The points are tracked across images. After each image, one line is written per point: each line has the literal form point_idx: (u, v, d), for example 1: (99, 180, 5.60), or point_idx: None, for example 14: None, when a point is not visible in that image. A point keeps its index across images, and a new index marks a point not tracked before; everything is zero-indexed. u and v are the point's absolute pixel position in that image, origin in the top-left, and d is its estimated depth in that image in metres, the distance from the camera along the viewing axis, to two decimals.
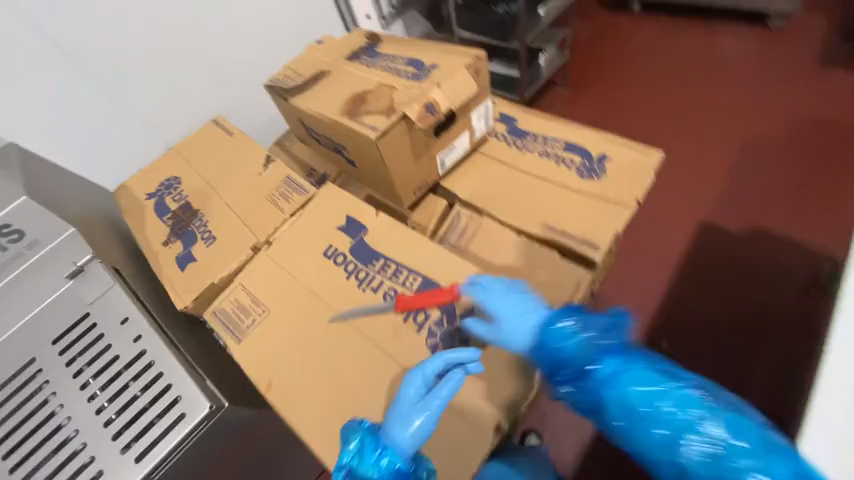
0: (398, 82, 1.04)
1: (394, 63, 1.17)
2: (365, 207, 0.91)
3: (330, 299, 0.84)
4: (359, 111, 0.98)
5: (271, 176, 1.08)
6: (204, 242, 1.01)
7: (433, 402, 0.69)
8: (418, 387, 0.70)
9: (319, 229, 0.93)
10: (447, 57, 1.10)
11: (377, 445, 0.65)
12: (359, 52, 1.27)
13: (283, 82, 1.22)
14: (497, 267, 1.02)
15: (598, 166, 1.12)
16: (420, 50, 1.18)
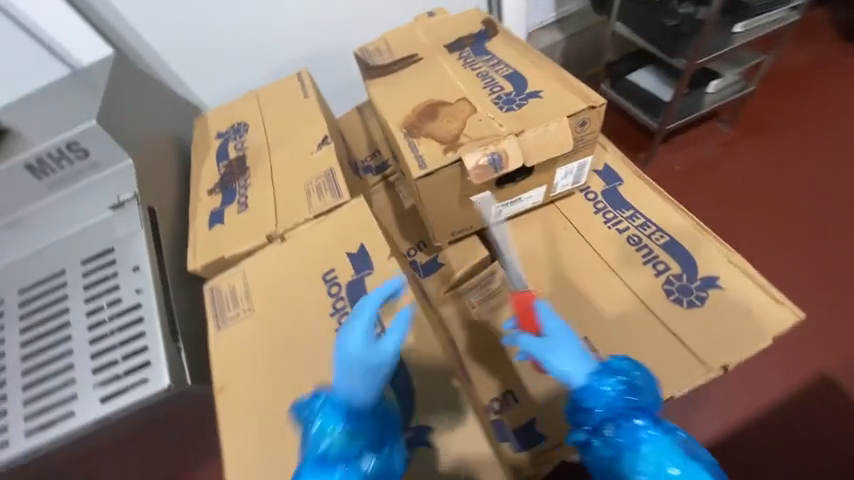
0: (484, 107, 0.87)
1: (495, 72, 0.98)
2: (382, 244, 0.79)
3: (306, 328, 0.77)
4: (424, 130, 0.86)
5: (320, 161, 1.01)
6: (237, 207, 1.00)
7: (363, 363, 0.63)
8: (344, 352, 0.64)
9: (330, 245, 0.84)
10: (557, 90, 0.88)
11: (320, 429, 0.62)
12: (464, 45, 1.09)
13: (372, 56, 1.11)
14: None
15: (697, 291, 0.84)
16: (530, 66, 0.97)
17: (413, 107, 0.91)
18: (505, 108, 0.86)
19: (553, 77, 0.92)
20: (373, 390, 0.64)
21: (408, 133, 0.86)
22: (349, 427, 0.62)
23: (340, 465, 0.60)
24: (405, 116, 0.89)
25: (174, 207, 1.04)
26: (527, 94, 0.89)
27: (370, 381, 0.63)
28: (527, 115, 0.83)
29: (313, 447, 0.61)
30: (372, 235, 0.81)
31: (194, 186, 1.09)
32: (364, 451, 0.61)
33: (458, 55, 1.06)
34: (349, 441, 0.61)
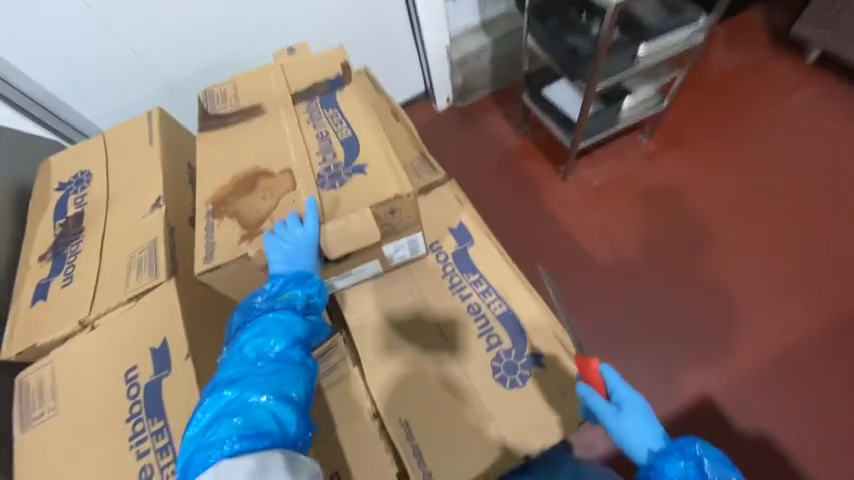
0: (302, 183, 0.86)
1: (334, 132, 0.93)
2: (184, 343, 0.76)
3: (105, 433, 0.74)
4: (234, 209, 0.85)
5: (151, 226, 0.94)
6: (62, 280, 0.93)
7: (283, 313, 0.74)
8: (259, 314, 0.74)
9: (139, 337, 0.80)
10: (380, 168, 0.86)
11: (236, 373, 0.67)
12: (312, 91, 1.00)
13: (214, 103, 1.01)
14: (319, 447, 0.83)
15: (520, 372, 0.88)
16: (370, 127, 0.92)
17: (233, 178, 0.89)
18: (325, 184, 0.86)
19: (385, 147, 0.89)
20: (289, 341, 0.72)
21: (215, 210, 0.85)
22: (268, 362, 0.68)
23: (265, 383, 0.65)
24: (219, 189, 0.87)
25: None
26: (352, 166, 0.87)
27: (286, 333, 0.72)
28: (339, 200, 0.83)
29: (221, 393, 0.64)
30: (177, 329, 0.77)
31: (25, 250, 1.00)
32: (287, 373, 0.68)
33: (305, 105, 0.99)
34: (267, 367, 0.68)
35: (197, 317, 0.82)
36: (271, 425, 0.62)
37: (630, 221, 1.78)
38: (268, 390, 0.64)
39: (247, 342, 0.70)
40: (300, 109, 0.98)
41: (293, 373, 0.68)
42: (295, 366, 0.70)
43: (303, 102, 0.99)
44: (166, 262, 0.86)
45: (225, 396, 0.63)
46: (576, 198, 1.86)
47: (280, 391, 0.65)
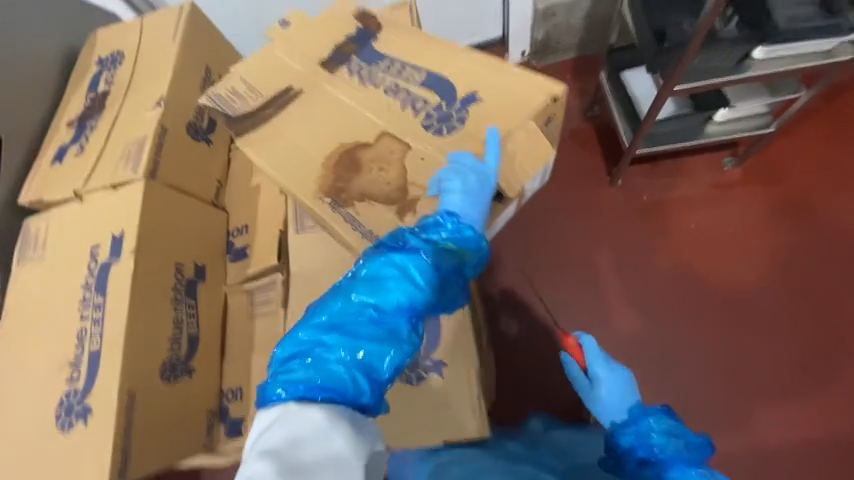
0: (412, 139, 0.73)
1: (402, 78, 0.77)
2: (133, 238, 0.84)
3: (65, 290, 0.87)
4: (344, 187, 0.73)
5: (147, 121, 0.99)
6: (76, 150, 1.05)
7: (410, 274, 0.60)
8: (392, 254, 0.61)
9: (107, 222, 0.90)
10: (494, 88, 0.73)
11: (341, 315, 0.57)
12: (346, 53, 0.81)
13: (234, 104, 0.77)
14: (230, 360, 0.98)
15: (417, 371, 0.81)
16: (454, 58, 0.76)
17: (340, 149, 0.74)
18: (445, 133, 0.73)
19: (481, 63, 0.75)
20: (404, 305, 0.60)
21: (337, 200, 0.73)
22: (371, 320, 0.58)
23: (362, 342, 0.56)
24: (326, 170, 0.74)
25: (35, 131, 1.11)
26: (463, 105, 0.73)
27: (406, 300, 0.60)
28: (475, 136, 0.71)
29: (322, 332, 0.56)
30: (133, 225, 0.85)
31: (60, 113, 1.13)
32: (389, 346, 0.57)
33: (346, 68, 0.80)
34: (365, 323, 0.57)
35: (158, 220, 0.89)
36: (348, 387, 0.53)
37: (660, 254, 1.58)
38: (367, 357, 0.55)
39: (362, 278, 0.60)
40: (342, 76, 0.79)
41: (387, 334, 0.58)
42: (401, 339, 0.59)
43: (340, 67, 0.80)
44: (146, 159, 0.92)
45: (325, 356, 0.54)
46: (611, 207, 1.67)
47: (376, 361, 0.56)
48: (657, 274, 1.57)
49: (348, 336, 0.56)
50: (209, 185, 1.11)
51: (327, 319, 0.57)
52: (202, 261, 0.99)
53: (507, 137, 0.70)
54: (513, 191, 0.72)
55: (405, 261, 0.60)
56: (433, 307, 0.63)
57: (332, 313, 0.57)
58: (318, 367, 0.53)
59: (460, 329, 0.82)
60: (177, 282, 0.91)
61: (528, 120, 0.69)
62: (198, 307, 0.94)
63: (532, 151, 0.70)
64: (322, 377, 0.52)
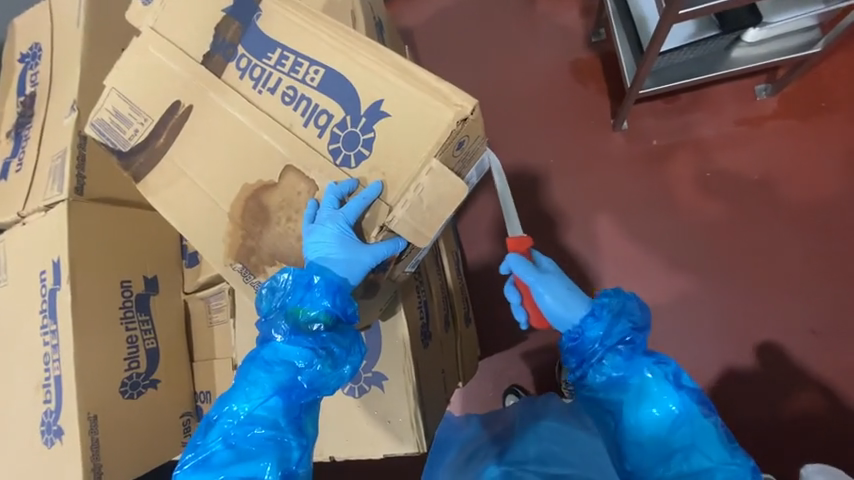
0: (316, 172, 0.60)
1: (300, 80, 0.63)
2: (69, 264, 0.83)
3: (26, 315, 0.89)
4: (255, 247, 0.61)
5: (67, 130, 0.92)
6: (16, 166, 1.01)
7: (272, 372, 0.53)
8: (253, 360, 0.54)
9: (46, 246, 0.88)
10: (401, 98, 0.55)
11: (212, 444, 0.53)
12: (228, 43, 0.68)
13: (120, 134, 0.71)
14: (198, 360, 1.02)
15: (360, 384, 0.80)
16: (347, 50, 0.60)
17: (244, 193, 0.62)
18: (353, 164, 0.58)
19: (386, 63, 0.57)
20: (275, 405, 0.53)
21: (247, 266, 0.61)
22: (243, 436, 0.52)
23: (233, 467, 0.51)
24: (233, 223, 0.62)
25: None
26: (369, 122, 0.58)
27: (274, 398, 0.52)
28: (379, 169, 0.55)
29: (195, 471, 0.52)
30: (65, 250, 0.84)
31: None
32: (263, 458, 0.51)
33: (234, 67, 0.68)
34: (238, 443, 0.52)
35: (91, 241, 0.88)
36: None
37: (677, 206, 1.36)
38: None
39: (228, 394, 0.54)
40: (230, 79, 0.68)
41: (262, 446, 0.51)
42: (280, 444, 0.52)
43: (225, 65, 0.68)
44: (69, 177, 0.88)
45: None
46: (618, 157, 1.41)
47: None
48: (668, 234, 1.35)
49: (221, 462, 0.51)
50: None
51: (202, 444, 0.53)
52: (154, 273, 0.98)
53: (408, 186, 0.52)
54: (427, 241, 0.54)
55: (266, 352, 0.54)
56: (312, 386, 0.54)
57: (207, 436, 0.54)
58: None
59: (394, 337, 0.79)
60: (125, 300, 0.92)
61: (431, 161, 0.51)
62: (153, 320, 0.96)
63: (441, 194, 0.52)
64: None
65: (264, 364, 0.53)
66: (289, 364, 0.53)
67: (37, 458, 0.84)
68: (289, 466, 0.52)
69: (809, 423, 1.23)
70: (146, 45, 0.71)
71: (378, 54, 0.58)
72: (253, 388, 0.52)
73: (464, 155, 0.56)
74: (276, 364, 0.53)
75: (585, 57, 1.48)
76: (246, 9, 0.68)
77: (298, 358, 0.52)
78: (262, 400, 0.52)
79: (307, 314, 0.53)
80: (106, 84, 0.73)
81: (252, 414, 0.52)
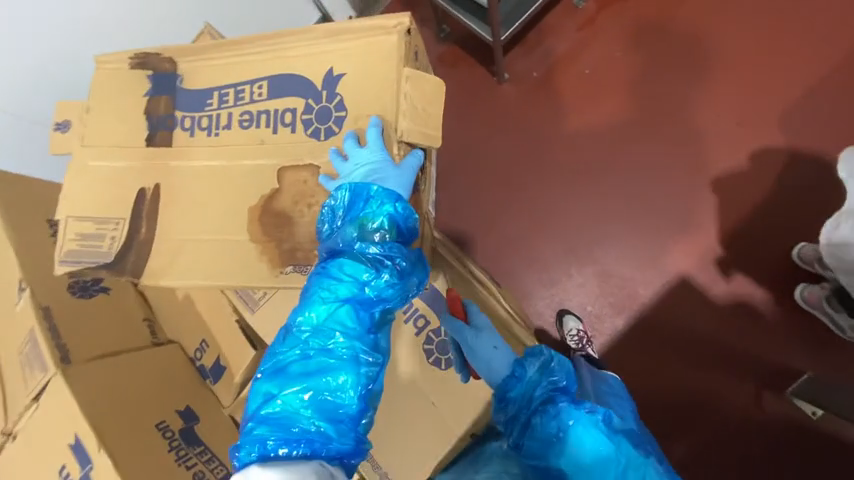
0: (314, 156, 0.63)
1: (249, 100, 0.67)
2: (89, 433, 0.71)
3: None
4: (294, 245, 0.62)
5: (24, 315, 0.83)
6: None
7: (343, 281, 0.57)
8: (324, 269, 0.58)
9: (55, 438, 0.76)
10: (346, 55, 0.62)
11: (287, 357, 0.57)
12: (164, 116, 0.70)
13: (98, 250, 0.68)
14: None
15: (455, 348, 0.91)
16: (277, 54, 0.66)
17: (255, 214, 0.64)
18: (339, 126, 0.63)
19: (317, 40, 0.64)
20: (349, 316, 0.58)
21: (297, 262, 0.63)
22: (319, 349, 0.57)
23: (312, 378, 0.56)
24: (262, 243, 0.63)
25: None
26: (331, 90, 0.63)
27: (348, 307, 0.57)
28: (366, 112, 0.61)
29: (271, 381, 0.56)
30: (82, 421, 0.73)
31: None
32: (342, 369, 0.56)
33: (181, 130, 0.69)
34: (315, 355, 0.57)
35: (103, 400, 0.77)
36: (310, 434, 0.54)
37: (586, 102, 1.54)
38: (326, 395, 0.55)
39: (303, 306, 0.58)
40: (182, 142, 0.69)
41: (341, 358, 0.56)
42: (359, 362, 0.57)
43: (172, 134, 0.69)
44: (47, 352, 0.78)
45: (272, 412, 0.55)
46: (519, 94, 1.58)
47: (334, 397, 0.56)
48: (592, 131, 1.51)
49: (299, 371, 0.56)
50: (141, 328, 0.97)
51: (281, 355, 0.58)
52: (186, 403, 0.88)
53: (398, 100, 0.60)
54: (438, 140, 0.63)
55: (334, 267, 0.58)
56: (381, 298, 0.59)
57: (285, 348, 0.58)
58: (273, 413, 0.55)
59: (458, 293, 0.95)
60: (171, 442, 0.80)
61: (403, 69, 0.60)
62: (210, 447, 0.85)
63: (426, 93, 0.61)
64: (276, 428, 0.54)
65: (335, 277, 0.57)
66: (358, 278, 0.57)
67: None
68: (364, 380, 0.57)
69: (792, 197, 1.37)
70: (84, 163, 0.71)
71: (305, 38, 0.64)
72: (325, 296, 0.57)
73: (420, 65, 0.66)
74: (345, 278, 0.57)
75: (444, 47, 1.66)
76: (167, 80, 0.71)
77: (361, 268, 0.57)
78: (336, 311, 0.57)
79: (358, 218, 0.58)
80: (59, 217, 0.70)
81: (327, 326, 0.57)
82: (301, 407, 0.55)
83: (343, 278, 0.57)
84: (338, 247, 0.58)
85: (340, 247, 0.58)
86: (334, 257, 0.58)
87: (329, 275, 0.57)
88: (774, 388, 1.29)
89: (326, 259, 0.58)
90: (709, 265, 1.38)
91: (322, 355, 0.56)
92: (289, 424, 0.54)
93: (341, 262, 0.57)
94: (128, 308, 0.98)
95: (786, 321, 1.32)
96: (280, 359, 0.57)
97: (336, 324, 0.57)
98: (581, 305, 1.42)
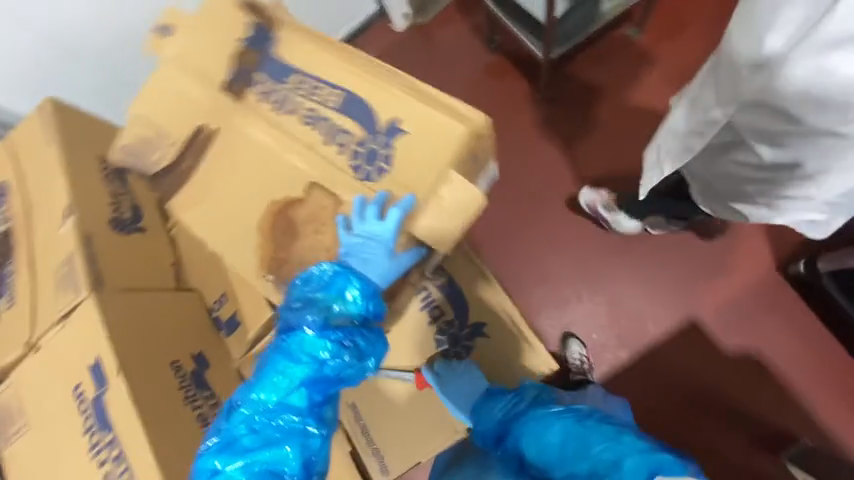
0: (342, 190, 0.72)
1: (321, 104, 0.72)
2: (112, 357, 0.76)
3: (71, 441, 0.79)
4: (285, 257, 0.74)
5: (66, 239, 0.88)
6: (6, 303, 0.92)
7: (300, 364, 0.66)
8: (283, 346, 0.67)
9: (75, 358, 0.80)
10: (416, 113, 0.69)
11: (234, 431, 0.66)
12: (245, 69, 0.75)
13: (146, 159, 0.77)
14: None
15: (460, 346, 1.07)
16: (363, 69, 0.71)
17: (272, 210, 0.74)
18: (375, 176, 0.71)
19: (401, 85, 0.70)
20: (302, 396, 0.67)
21: (279, 275, 0.75)
22: (266, 426, 0.66)
23: (258, 452, 0.65)
24: (264, 236, 0.75)
25: None
26: (387, 137, 0.70)
27: (302, 387, 0.67)
28: (402, 182, 0.69)
29: (216, 456, 0.65)
30: (104, 344, 0.77)
31: None
32: (286, 443, 0.66)
33: (255, 92, 0.74)
34: (261, 430, 0.66)
35: (127, 331, 0.81)
36: None
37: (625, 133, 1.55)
38: (270, 466, 0.66)
39: (255, 385, 0.66)
40: (251, 101, 0.75)
41: (288, 433, 0.66)
42: (302, 432, 0.67)
43: (246, 92, 0.74)
44: (84, 277, 0.83)
45: None
46: (560, 114, 1.60)
47: (277, 468, 0.66)
48: (624, 164, 1.53)
49: (246, 445, 0.66)
50: (166, 271, 1.01)
51: (232, 425, 0.66)
52: (199, 349, 0.92)
53: (436, 190, 0.67)
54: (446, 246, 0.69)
55: (294, 346, 0.66)
56: (337, 377, 0.68)
57: (234, 420, 0.67)
58: (220, 479, 0.64)
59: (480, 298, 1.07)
60: (181, 381, 0.84)
61: (450, 173, 0.65)
62: (217, 393, 0.89)
63: (461, 203, 0.65)
64: None
65: (294, 356, 0.66)
66: (317, 360, 0.66)
67: None
68: (307, 453, 0.68)
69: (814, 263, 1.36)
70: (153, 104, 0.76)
71: (400, 81, 0.71)
72: (280, 378, 0.66)
73: (479, 163, 0.72)
74: (302, 361, 0.66)
75: (493, 57, 1.70)
76: (265, 37, 0.74)
77: (320, 352, 0.66)
78: (290, 392, 0.66)
79: (325, 307, 0.66)
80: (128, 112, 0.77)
81: (279, 404, 0.67)
82: (244, 479, 0.65)
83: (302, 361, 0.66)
84: (302, 330, 0.66)
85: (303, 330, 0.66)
86: (296, 337, 0.66)
87: (290, 352, 0.66)
88: (764, 447, 1.29)
89: (289, 334, 0.66)
90: (719, 314, 1.38)
91: (271, 431, 0.66)
92: None
93: (300, 343, 0.66)
94: (160, 250, 1.01)
95: (787, 383, 1.32)
96: (229, 429, 0.66)
97: (290, 402, 0.67)
98: (585, 330, 1.43)
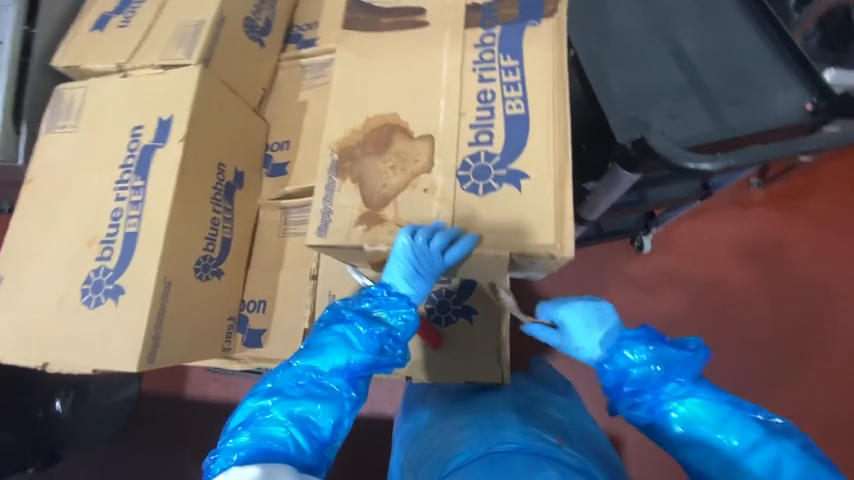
0: (441, 162, 0.71)
1: (501, 101, 0.73)
2: (183, 127, 0.81)
3: (104, 164, 0.84)
4: (358, 171, 0.72)
5: (205, 6, 0.92)
6: (120, 22, 0.95)
7: (348, 345, 0.63)
8: (329, 327, 0.65)
9: (153, 104, 0.85)
10: (540, 190, 0.68)
11: (280, 384, 0.60)
12: (493, 15, 0.79)
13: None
14: (259, 266, 1.01)
15: (442, 317, 0.96)
16: (558, 101, 0.72)
17: (381, 120, 0.74)
18: (465, 185, 0.70)
19: (555, 167, 0.68)
20: (345, 371, 0.63)
21: (340, 163, 0.73)
22: (308, 387, 0.60)
23: (303, 403, 0.59)
24: (362, 128, 0.74)
25: None
26: (506, 177, 0.69)
27: (346, 365, 0.63)
28: (475, 210, 0.68)
29: (261, 398, 0.59)
30: (184, 111, 0.82)
31: None
32: (329, 403, 0.60)
33: (480, 34, 0.79)
34: (307, 387, 0.60)
35: (206, 115, 0.86)
36: (286, 447, 0.55)
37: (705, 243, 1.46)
38: (310, 417, 0.58)
39: (301, 355, 0.63)
40: (469, 38, 0.79)
41: (329, 394, 0.61)
42: (343, 396, 0.62)
43: (476, 27, 0.79)
44: (202, 48, 0.87)
45: (255, 422, 0.57)
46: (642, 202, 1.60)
47: (316, 421, 0.58)
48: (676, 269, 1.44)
49: (292, 401, 0.59)
50: (256, 91, 1.05)
51: (272, 381, 0.61)
52: (241, 168, 0.97)
53: (494, 248, 0.67)
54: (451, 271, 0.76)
55: (341, 329, 0.64)
56: (374, 362, 0.64)
57: (272, 377, 0.62)
58: (260, 424, 0.57)
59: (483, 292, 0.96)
60: (217, 183, 0.90)
61: (505, 252, 0.66)
62: (234, 212, 0.95)
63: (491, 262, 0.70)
64: (260, 440, 0.55)
65: (337, 335, 0.64)
66: (362, 347, 0.64)
67: (71, 317, 0.76)
68: (340, 418, 0.61)
69: (772, 254, 1.43)
70: None
71: (563, 152, 0.70)
72: (323, 355, 0.63)
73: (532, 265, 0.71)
74: (348, 345, 0.63)
75: None
76: (533, 11, 0.78)
77: (362, 342, 0.64)
78: (335, 367, 0.62)
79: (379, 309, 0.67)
80: None
81: (322, 377, 0.62)
82: (286, 419, 0.57)
83: (342, 343, 0.63)
84: (348, 320, 0.65)
85: (348, 321, 0.65)
86: (343, 323, 0.65)
87: (336, 332, 0.64)
88: None
89: (334, 321, 0.65)
90: (646, 456, 1.29)
91: (313, 395, 0.60)
92: (268, 433, 0.56)
93: (347, 327, 0.64)
94: (262, 69, 1.06)
95: None
96: (269, 384, 0.61)
97: (334, 376, 0.62)
98: None
